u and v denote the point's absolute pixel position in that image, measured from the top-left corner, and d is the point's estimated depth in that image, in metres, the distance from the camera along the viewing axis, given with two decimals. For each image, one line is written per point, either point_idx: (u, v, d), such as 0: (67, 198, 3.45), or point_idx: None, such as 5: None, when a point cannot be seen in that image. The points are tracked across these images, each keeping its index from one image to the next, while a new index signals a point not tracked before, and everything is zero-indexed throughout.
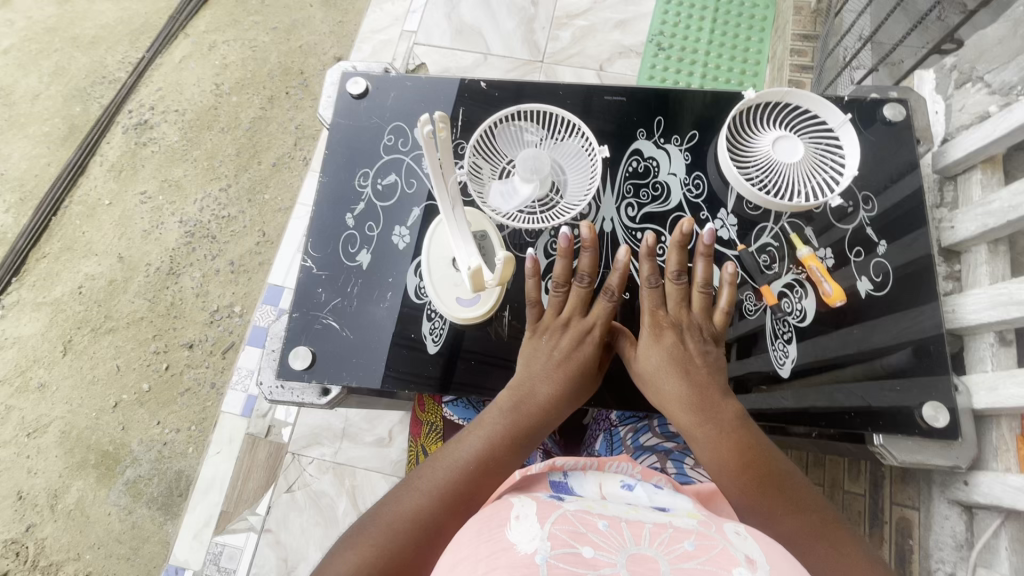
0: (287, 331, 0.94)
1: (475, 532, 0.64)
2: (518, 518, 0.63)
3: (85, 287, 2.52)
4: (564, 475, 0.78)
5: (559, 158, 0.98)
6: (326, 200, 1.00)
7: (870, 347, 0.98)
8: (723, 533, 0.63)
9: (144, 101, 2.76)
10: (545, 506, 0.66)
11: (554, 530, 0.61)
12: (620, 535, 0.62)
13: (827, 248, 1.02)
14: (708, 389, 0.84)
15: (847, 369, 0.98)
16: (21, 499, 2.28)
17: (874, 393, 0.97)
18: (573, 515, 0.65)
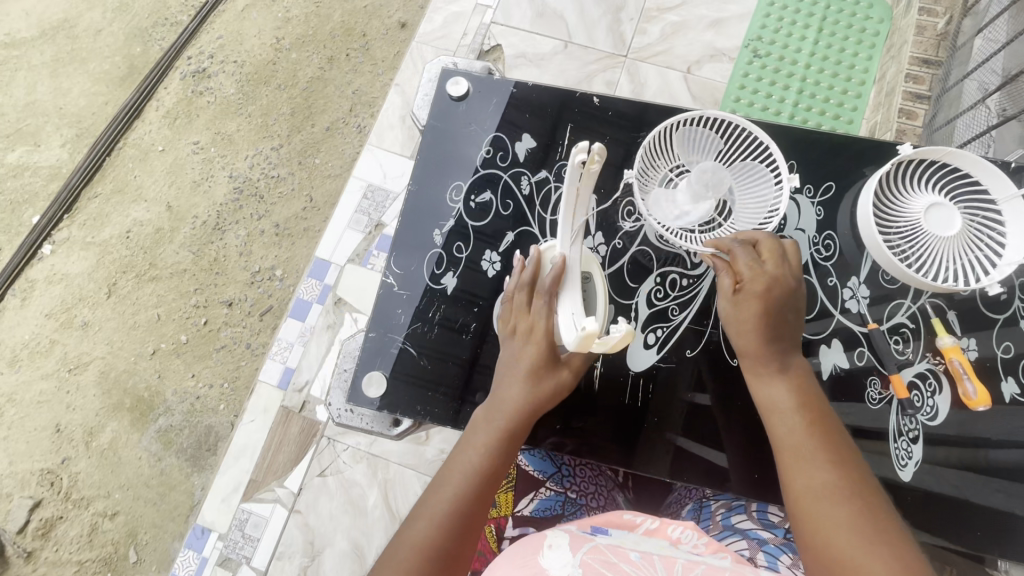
0: (364, 353, 0.96)
1: (512, 563, 0.68)
2: (551, 547, 0.68)
3: (133, 232, 2.53)
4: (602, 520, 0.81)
5: (738, 178, 0.97)
6: (419, 212, 1.01)
7: (974, 434, 0.90)
8: (757, 573, 0.66)
9: (203, 48, 2.69)
10: (579, 539, 0.70)
11: (586, 559, 0.65)
12: (652, 567, 0.65)
13: (970, 338, 0.93)
14: (769, 361, 0.81)
15: (939, 452, 0.90)
16: (59, 432, 2.34)
17: (974, 486, 0.89)
18: (605, 547, 0.69)
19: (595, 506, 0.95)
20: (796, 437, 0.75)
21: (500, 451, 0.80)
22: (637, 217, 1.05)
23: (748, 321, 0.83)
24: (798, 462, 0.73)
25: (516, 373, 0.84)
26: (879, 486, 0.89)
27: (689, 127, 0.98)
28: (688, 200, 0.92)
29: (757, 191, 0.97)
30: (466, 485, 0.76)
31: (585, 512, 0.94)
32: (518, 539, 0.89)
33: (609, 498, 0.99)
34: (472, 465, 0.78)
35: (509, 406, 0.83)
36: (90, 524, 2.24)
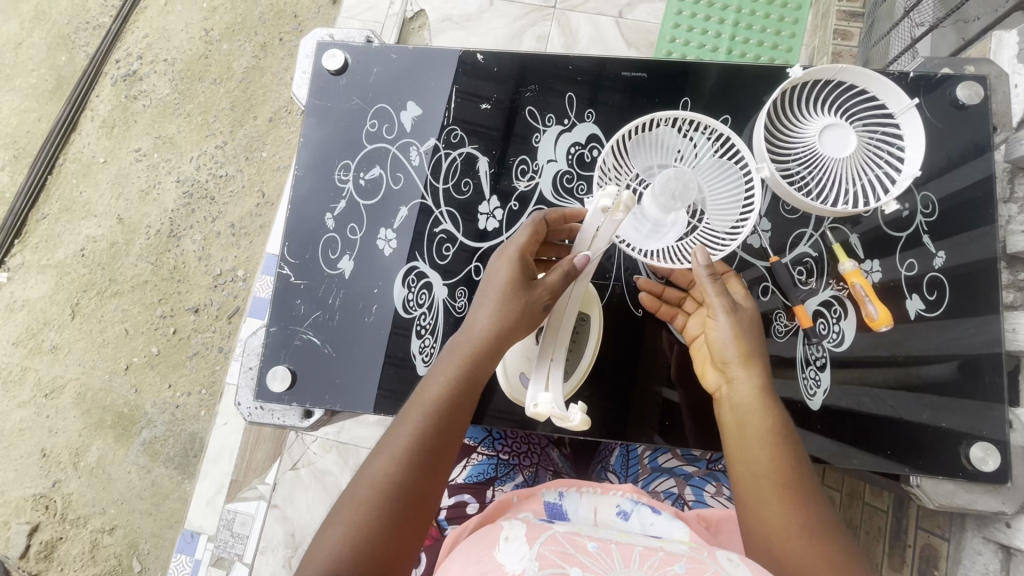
0: (263, 348, 0.79)
1: (468, 553, 0.60)
2: (507, 539, 0.58)
3: (87, 249, 2.47)
4: (560, 495, 0.76)
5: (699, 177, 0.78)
6: (304, 196, 0.83)
7: (906, 352, 0.82)
8: (714, 559, 0.57)
9: (130, 49, 2.57)
10: (535, 527, 0.60)
11: (543, 550, 0.55)
12: (609, 556, 0.56)
13: (874, 260, 0.84)
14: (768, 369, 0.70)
15: (874, 373, 0.82)
16: (46, 457, 2.34)
17: (906, 404, 0.81)
18: (562, 535, 0.59)
19: (528, 465, 0.88)
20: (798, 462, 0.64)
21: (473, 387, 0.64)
22: (532, 174, 0.82)
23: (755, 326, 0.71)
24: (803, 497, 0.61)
25: (490, 292, 0.67)
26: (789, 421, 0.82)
27: (631, 131, 0.78)
28: (655, 213, 0.75)
29: (725, 186, 0.78)
30: (432, 423, 0.59)
31: (518, 472, 0.86)
32: (457, 510, 0.81)
33: (542, 454, 0.90)
34: (434, 398, 0.61)
35: (481, 334, 0.64)
36: (91, 540, 2.27)
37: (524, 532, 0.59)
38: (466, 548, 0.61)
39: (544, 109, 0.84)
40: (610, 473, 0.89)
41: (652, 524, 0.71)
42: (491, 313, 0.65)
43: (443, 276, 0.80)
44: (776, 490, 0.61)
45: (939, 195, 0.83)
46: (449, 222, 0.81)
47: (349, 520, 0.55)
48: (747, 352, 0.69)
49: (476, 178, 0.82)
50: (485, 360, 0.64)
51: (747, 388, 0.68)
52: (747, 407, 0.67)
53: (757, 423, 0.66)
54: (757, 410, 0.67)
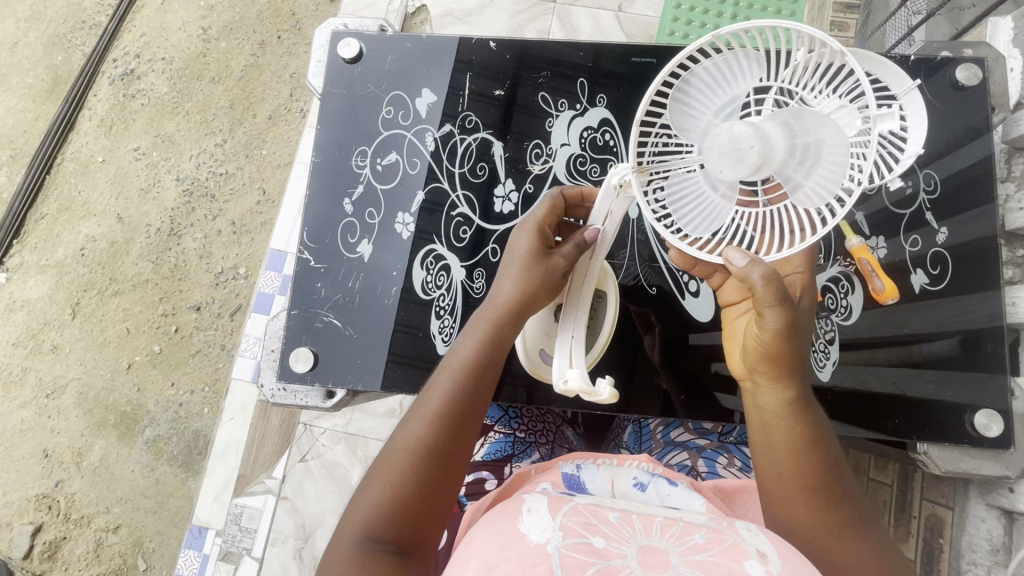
0: (285, 331, 0.80)
1: (491, 520, 0.60)
2: (530, 511, 0.58)
3: (87, 249, 2.46)
4: (578, 467, 0.75)
5: (787, 124, 0.53)
6: (322, 183, 0.85)
7: (908, 330, 0.84)
8: (734, 529, 0.58)
9: (128, 48, 2.56)
10: (556, 499, 0.61)
11: (566, 521, 0.57)
12: (631, 527, 0.58)
13: (880, 237, 0.86)
14: (804, 362, 0.63)
15: (876, 352, 0.84)
16: (48, 457, 2.33)
17: (908, 380, 0.83)
18: (584, 507, 0.60)
19: (545, 442, 0.89)
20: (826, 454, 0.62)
21: (494, 356, 0.65)
22: (546, 158, 0.84)
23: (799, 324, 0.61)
24: (831, 501, 0.61)
25: (510, 265, 0.69)
26: None
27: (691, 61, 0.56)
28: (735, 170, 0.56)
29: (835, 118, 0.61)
30: (454, 390, 0.62)
31: (534, 450, 0.88)
32: (476, 486, 0.82)
33: (558, 433, 0.92)
34: (458, 368, 0.63)
35: (505, 304, 0.66)
36: (95, 540, 2.26)
37: (546, 504, 0.60)
38: (495, 514, 0.61)
39: (557, 94, 0.85)
40: (624, 448, 0.91)
41: (669, 494, 0.71)
42: (511, 284, 0.67)
43: (460, 257, 0.82)
44: (806, 496, 0.61)
45: (942, 174, 0.86)
46: (465, 205, 0.83)
47: (383, 482, 0.58)
48: (787, 365, 0.62)
49: (491, 162, 0.84)
50: (502, 330, 0.65)
51: (774, 397, 0.63)
52: (775, 417, 0.63)
53: (784, 432, 0.63)
54: (788, 419, 0.63)
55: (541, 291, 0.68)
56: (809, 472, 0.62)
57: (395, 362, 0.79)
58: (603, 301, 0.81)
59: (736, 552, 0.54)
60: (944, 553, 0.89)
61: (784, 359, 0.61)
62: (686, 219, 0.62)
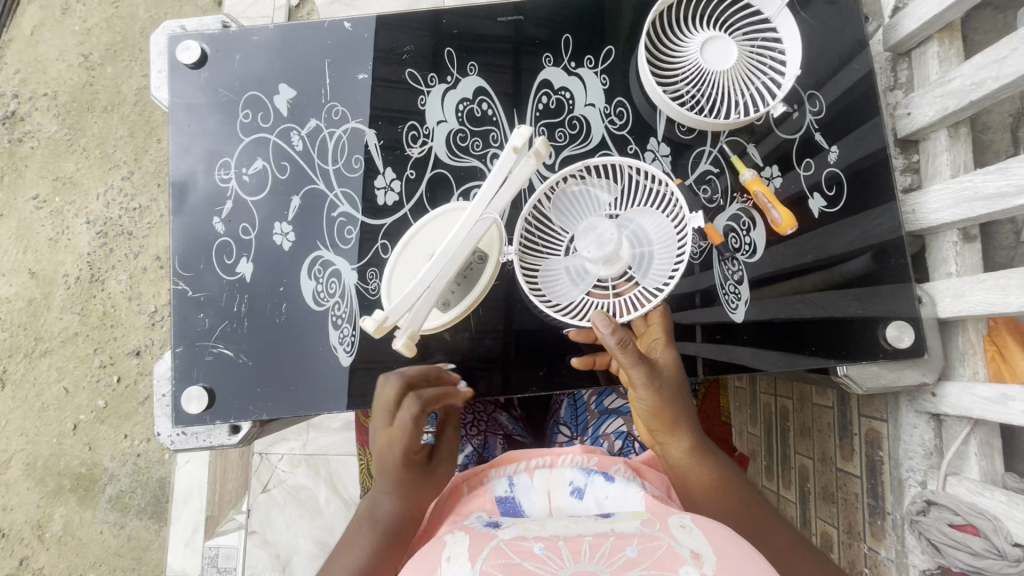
0: (171, 372, 0.74)
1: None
2: (448, 561, 0.53)
3: (2, 312, 2.18)
4: (510, 485, 0.67)
5: (633, 240, 0.71)
6: (186, 205, 0.77)
7: (828, 255, 0.81)
8: (667, 531, 0.54)
9: (3, 88, 2.22)
10: (477, 539, 0.55)
11: (486, 566, 0.50)
12: (556, 553, 0.51)
13: (773, 165, 0.81)
14: (689, 403, 0.70)
15: (805, 279, 0.80)
16: (5, 536, 2.13)
17: (834, 304, 0.80)
18: (506, 543, 0.54)
19: (478, 433, 0.88)
20: (734, 475, 0.67)
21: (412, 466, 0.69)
22: (423, 139, 0.78)
23: (675, 375, 0.69)
24: (757, 521, 0.64)
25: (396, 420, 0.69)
26: (714, 337, 0.80)
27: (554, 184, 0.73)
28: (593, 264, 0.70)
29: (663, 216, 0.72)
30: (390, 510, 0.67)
31: (467, 443, 0.87)
32: None
33: (491, 420, 0.89)
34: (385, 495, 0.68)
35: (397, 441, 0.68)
36: None
37: (466, 547, 0.55)
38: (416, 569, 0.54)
39: (426, 68, 0.80)
40: (562, 427, 0.88)
41: (607, 496, 0.65)
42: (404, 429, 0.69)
43: (349, 260, 0.76)
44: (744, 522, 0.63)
45: (827, 94, 0.82)
46: (346, 203, 0.77)
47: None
48: (670, 416, 0.67)
49: (365, 153, 0.78)
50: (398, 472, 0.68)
51: (675, 445, 0.68)
52: (680, 468, 0.67)
53: (699, 481, 0.66)
54: (694, 468, 0.66)
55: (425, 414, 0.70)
56: (735, 500, 0.65)
57: (299, 382, 0.74)
58: (484, 264, 0.74)
59: (671, 557, 0.50)
60: (885, 464, 0.89)
61: (671, 410, 0.67)
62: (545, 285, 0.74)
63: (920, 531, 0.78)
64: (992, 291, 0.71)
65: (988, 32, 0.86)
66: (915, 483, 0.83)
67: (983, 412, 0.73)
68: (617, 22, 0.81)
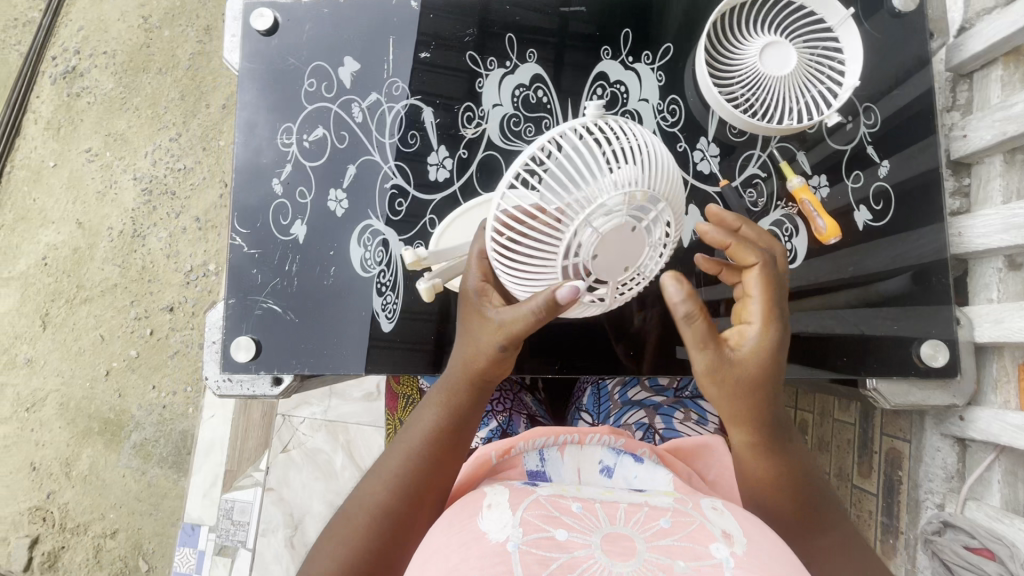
0: (223, 321, 0.77)
1: (445, 524, 0.57)
2: (490, 506, 0.57)
3: (49, 258, 2.21)
4: (541, 458, 0.72)
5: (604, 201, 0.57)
6: (247, 165, 0.80)
7: (864, 271, 0.80)
8: (699, 511, 0.58)
9: (66, 44, 2.26)
10: (518, 492, 0.60)
11: (528, 516, 0.55)
12: (595, 515, 0.56)
13: (822, 175, 0.81)
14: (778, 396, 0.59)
15: (839, 294, 0.80)
16: (36, 470, 2.16)
17: (867, 320, 0.80)
18: (546, 499, 0.59)
19: (503, 409, 0.89)
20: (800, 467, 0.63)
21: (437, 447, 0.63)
22: (478, 120, 0.80)
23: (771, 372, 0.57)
24: (812, 515, 0.63)
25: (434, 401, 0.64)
26: None
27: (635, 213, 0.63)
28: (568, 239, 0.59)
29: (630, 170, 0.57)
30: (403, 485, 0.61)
31: (493, 418, 0.88)
32: None
33: (517, 399, 0.92)
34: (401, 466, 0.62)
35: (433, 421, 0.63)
36: (94, 546, 2.12)
37: (508, 498, 0.59)
38: (451, 512, 0.59)
39: (486, 52, 0.82)
40: (584, 414, 0.89)
41: (636, 476, 0.71)
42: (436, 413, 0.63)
43: (397, 231, 0.79)
44: (793, 521, 0.63)
45: (883, 107, 0.81)
46: (399, 176, 0.80)
47: (345, 544, 0.60)
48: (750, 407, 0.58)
49: (422, 129, 0.80)
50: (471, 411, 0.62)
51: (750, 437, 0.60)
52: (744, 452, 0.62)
53: (763, 466, 0.62)
54: (760, 457, 0.61)
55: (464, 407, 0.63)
56: (790, 501, 0.63)
57: (340, 341, 0.78)
58: None
59: (701, 534, 0.54)
60: (902, 484, 0.89)
61: (755, 397, 0.57)
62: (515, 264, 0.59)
63: (933, 551, 0.79)
64: None
65: None
66: (933, 504, 0.84)
67: (1012, 439, 0.74)
68: (679, 22, 0.82)
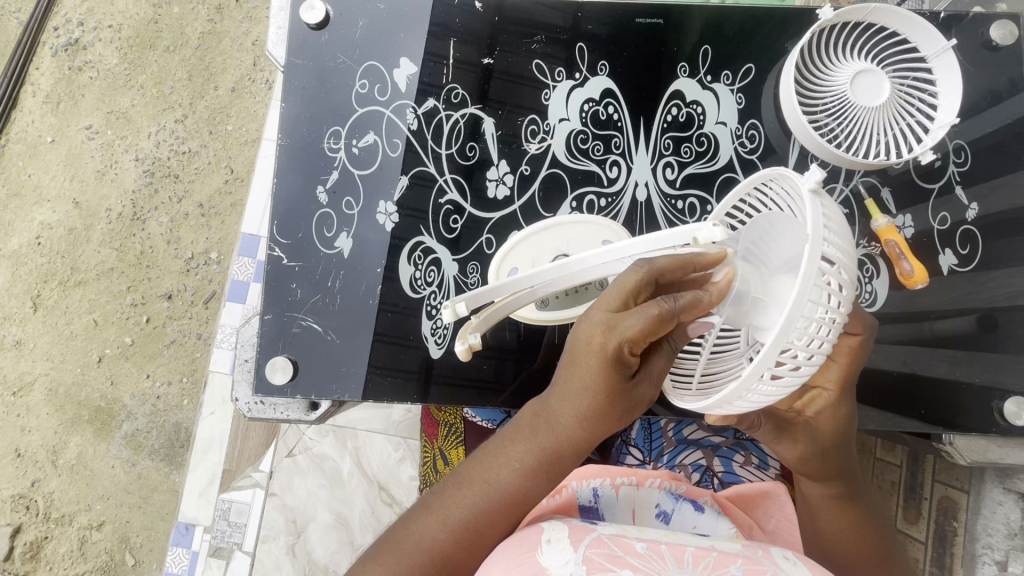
0: (258, 339, 0.71)
1: (501, 561, 0.52)
2: (550, 541, 0.53)
3: (43, 237, 2.10)
4: (595, 494, 0.68)
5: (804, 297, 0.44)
6: (290, 169, 0.74)
7: (916, 309, 0.76)
8: (771, 559, 0.53)
9: (70, 15, 2.14)
10: (577, 529, 0.56)
11: (590, 554, 0.51)
12: (661, 557, 0.52)
13: (906, 214, 0.77)
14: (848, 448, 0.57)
15: (886, 328, 0.76)
16: (21, 457, 2.05)
17: (922, 360, 0.76)
18: (608, 537, 0.55)
19: None
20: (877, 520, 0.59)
21: (517, 502, 0.55)
22: (543, 135, 0.75)
23: (844, 429, 0.56)
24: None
25: (521, 453, 0.55)
26: None
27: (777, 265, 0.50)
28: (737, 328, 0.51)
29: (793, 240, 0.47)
30: (466, 532, 0.54)
31: None
32: None
33: None
34: (471, 513, 0.54)
35: (518, 477, 0.55)
36: (78, 538, 2.02)
37: (567, 534, 0.55)
38: (505, 546, 0.54)
39: (554, 62, 0.76)
40: (633, 449, 0.83)
41: (696, 525, 0.66)
42: (520, 469, 0.55)
43: (451, 250, 0.74)
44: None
45: (971, 145, 0.77)
46: (455, 191, 0.74)
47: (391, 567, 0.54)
48: (824, 459, 0.56)
49: (482, 141, 0.75)
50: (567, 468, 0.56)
51: (817, 491, 0.58)
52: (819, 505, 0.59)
53: (837, 519, 0.58)
54: (835, 513, 0.58)
55: (560, 467, 0.55)
56: (870, 559, 0.58)
57: (386, 366, 0.72)
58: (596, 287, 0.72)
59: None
60: (957, 537, 0.85)
61: (827, 455, 0.56)
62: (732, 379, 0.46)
63: None
64: None
65: None
66: (992, 560, 0.79)
67: None
68: (760, 42, 0.77)
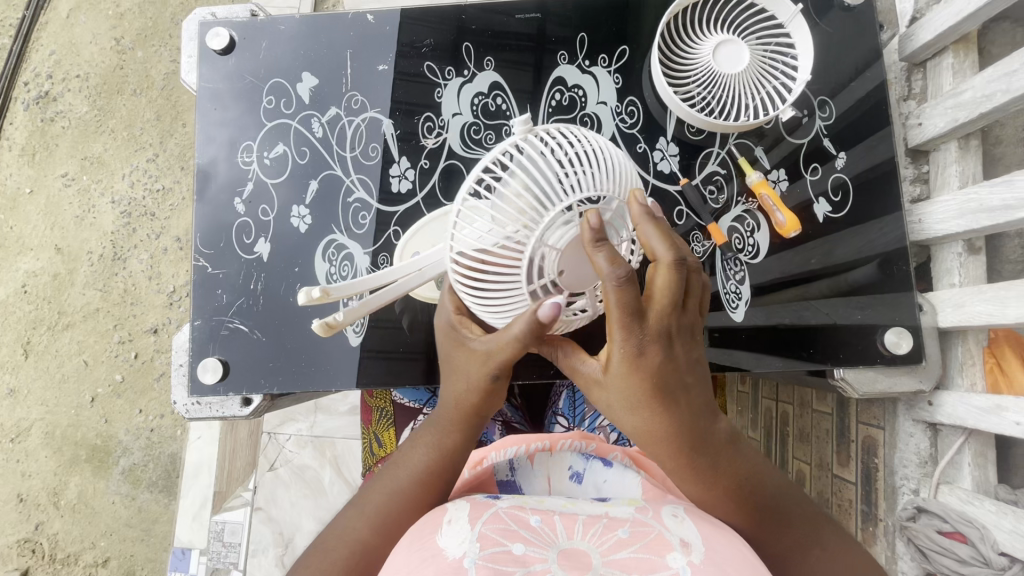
0: (190, 343, 0.77)
1: (398, 553, 0.52)
2: (449, 522, 0.53)
3: (29, 285, 2.16)
4: (511, 469, 0.72)
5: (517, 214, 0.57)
6: (210, 185, 0.80)
7: (833, 261, 0.81)
8: (659, 518, 0.53)
9: (38, 69, 2.19)
10: (479, 506, 0.56)
11: (485, 530, 0.50)
12: (553, 529, 0.51)
13: (780, 169, 0.82)
14: (682, 400, 0.54)
15: (811, 284, 0.81)
16: (23, 501, 2.10)
17: (839, 310, 0.81)
18: (506, 512, 0.54)
19: None
20: (734, 472, 0.57)
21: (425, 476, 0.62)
22: (438, 130, 0.81)
23: (666, 380, 0.53)
24: (763, 523, 0.57)
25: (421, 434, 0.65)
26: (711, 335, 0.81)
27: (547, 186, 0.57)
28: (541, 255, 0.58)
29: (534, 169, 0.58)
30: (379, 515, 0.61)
31: None
32: None
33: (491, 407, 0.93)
34: (384, 496, 0.61)
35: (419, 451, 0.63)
36: None
37: (467, 513, 0.54)
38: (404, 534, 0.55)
39: (443, 63, 0.82)
40: (559, 417, 0.91)
41: (606, 481, 0.71)
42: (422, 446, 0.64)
43: (362, 244, 0.79)
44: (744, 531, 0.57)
45: (837, 100, 0.83)
46: (361, 189, 0.80)
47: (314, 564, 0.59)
48: (654, 416, 0.54)
49: (382, 142, 0.81)
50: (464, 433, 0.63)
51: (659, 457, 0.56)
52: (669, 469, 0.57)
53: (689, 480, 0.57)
54: (682, 473, 0.57)
55: (453, 440, 0.63)
56: (734, 511, 0.57)
57: (309, 358, 0.77)
58: None
59: (661, 544, 0.49)
60: (879, 472, 0.91)
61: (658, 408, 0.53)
62: (478, 289, 0.60)
63: (910, 537, 0.82)
64: (993, 303, 0.72)
65: (1003, 46, 0.86)
66: (908, 490, 0.86)
67: (976, 421, 0.76)
68: (633, 25, 0.82)
